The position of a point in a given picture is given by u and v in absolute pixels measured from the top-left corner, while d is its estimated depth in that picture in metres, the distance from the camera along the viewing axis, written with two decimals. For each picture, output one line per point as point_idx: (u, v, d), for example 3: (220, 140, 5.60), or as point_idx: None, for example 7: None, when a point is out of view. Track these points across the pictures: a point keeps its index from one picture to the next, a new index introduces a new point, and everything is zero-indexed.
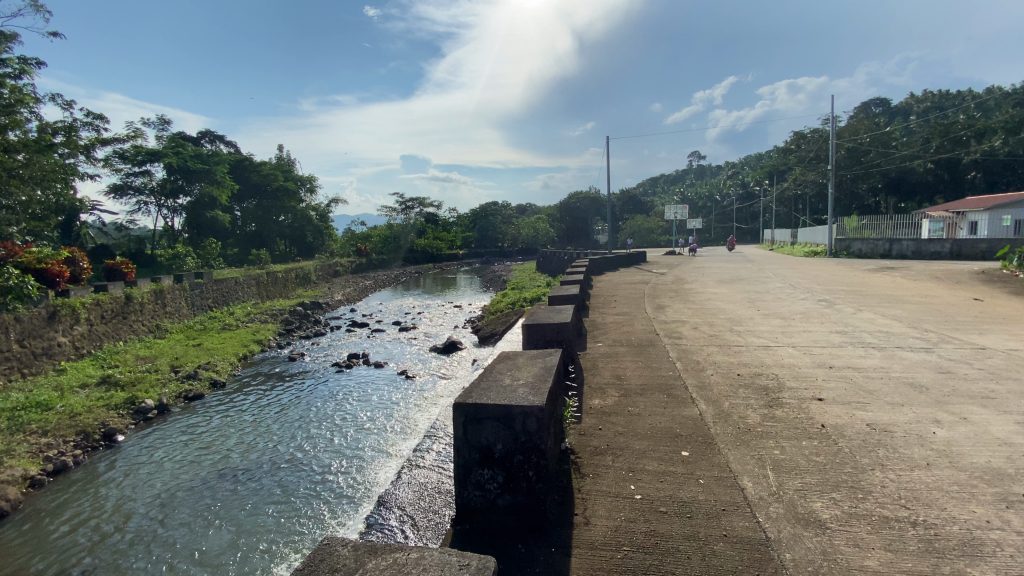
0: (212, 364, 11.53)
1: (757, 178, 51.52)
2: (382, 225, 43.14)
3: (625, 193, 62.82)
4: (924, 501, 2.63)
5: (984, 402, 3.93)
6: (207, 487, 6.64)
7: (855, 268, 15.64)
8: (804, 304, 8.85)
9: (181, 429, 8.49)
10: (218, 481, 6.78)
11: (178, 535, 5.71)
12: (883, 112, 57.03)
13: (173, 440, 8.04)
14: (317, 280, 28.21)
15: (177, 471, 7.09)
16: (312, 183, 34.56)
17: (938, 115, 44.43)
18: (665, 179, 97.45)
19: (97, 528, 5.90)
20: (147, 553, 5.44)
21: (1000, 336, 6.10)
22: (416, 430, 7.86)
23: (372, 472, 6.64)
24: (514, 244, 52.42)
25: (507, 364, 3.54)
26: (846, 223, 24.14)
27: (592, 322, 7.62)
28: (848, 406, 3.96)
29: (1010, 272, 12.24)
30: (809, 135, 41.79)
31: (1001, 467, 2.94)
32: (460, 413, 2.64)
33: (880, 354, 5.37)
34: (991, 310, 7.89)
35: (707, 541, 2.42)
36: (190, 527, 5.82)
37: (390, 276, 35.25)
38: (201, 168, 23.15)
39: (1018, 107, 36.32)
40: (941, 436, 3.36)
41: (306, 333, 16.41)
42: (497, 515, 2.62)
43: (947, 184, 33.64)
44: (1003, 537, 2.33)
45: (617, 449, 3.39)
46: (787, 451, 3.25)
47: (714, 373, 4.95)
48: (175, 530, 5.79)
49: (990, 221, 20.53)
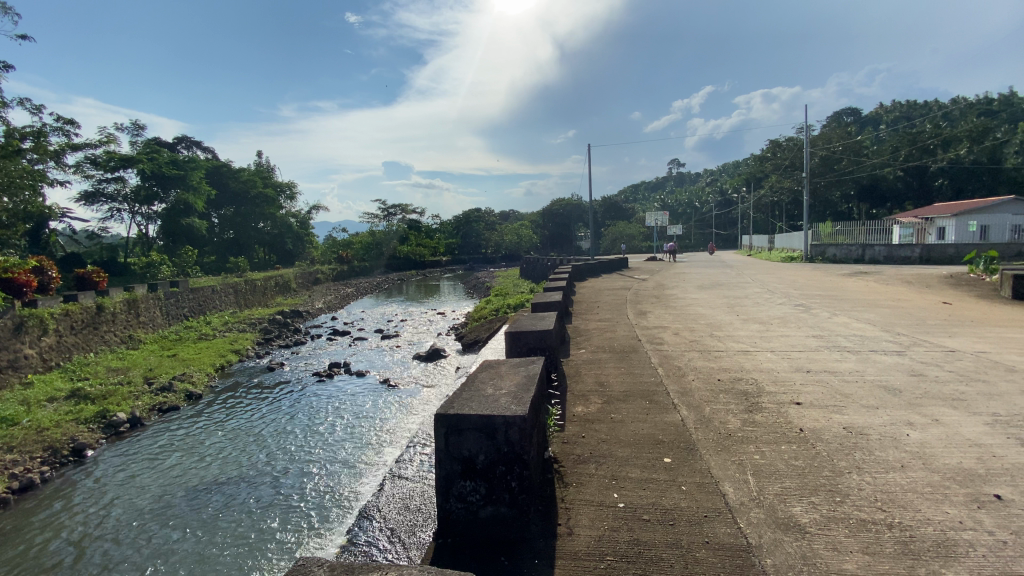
0: (188, 376, 11.26)
1: (736, 185, 52.75)
2: (364, 232, 42.84)
3: (607, 200, 63.70)
4: (900, 503, 2.68)
5: (955, 404, 4.04)
6: (185, 499, 6.52)
7: (831, 273, 16.06)
8: (782, 308, 9.03)
9: (164, 436, 8.47)
10: (195, 493, 6.66)
11: (163, 537, 5.77)
12: (854, 122, 59.06)
13: (152, 450, 7.97)
14: (297, 288, 27.85)
15: (161, 476, 7.14)
16: (292, 190, 34.28)
17: (907, 124, 46.22)
18: (644, 187, 99.10)
19: (82, 532, 5.94)
20: (133, 554, 5.51)
21: (969, 338, 6.29)
22: (400, 436, 7.88)
23: (353, 485, 6.51)
24: (498, 250, 52.51)
25: (490, 372, 3.53)
26: (821, 229, 24.76)
27: (574, 329, 7.63)
28: (825, 409, 4.03)
29: (976, 275, 12.72)
30: (785, 143, 43.15)
31: (972, 468, 3.02)
32: (441, 424, 2.60)
33: (855, 358, 5.50)
34: (958, 313, 8.20)
35: (689, 548, 2.42)
36: (175, 530, 5.88)
37: (372, 284, 35.04)
38: (177, 174, 22.57)
39: (980, 117, 37.89)
40: (914, 438, 3.45)
41: (286, 342, 16.18)
42: (479, 527, 2.59)
43: (917, 191, 34.85)
44: (975, 538, 2.38)
45: (599, 458, 3.39)
46: (767, 456, 3.28)
47: (695, 378, 5.00)
48: (162, 533, 5.85)
49: (957, 226, 21.25)
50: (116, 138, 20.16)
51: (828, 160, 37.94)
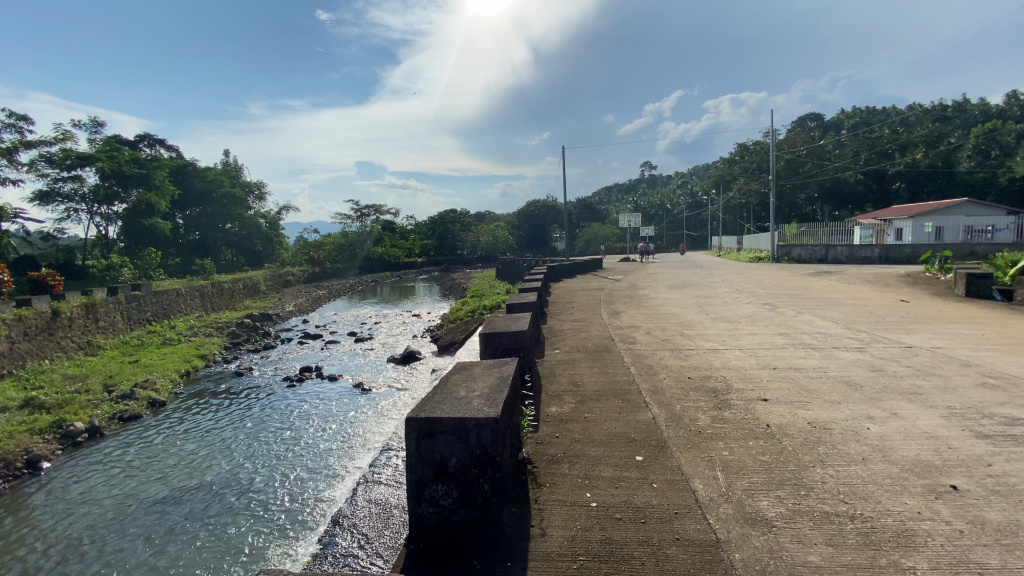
0: (151, 383, 10.81)
1: (707, 187, 54.00)
2: (336, 233, 42.12)
3: (581, 202, 64.28)
4: (861, 494, 2.76)
5: (912, 397, 4.20)
6: (150, 508, 6.32)
7: (797, 273, 16.56)
8: (750, 307, 9.25)
9: (127, 444, 8.21)
10: (161, 501, 6.47)
11: (126, 545, 5.62)
12: (818, 127, 61.03)
13: (114, 457, 7.73)
14: (266, 290, 27.17)
15: (121, 485, 6.92)
16: (261, 190, 33.50)
17: (867, 130, 48.24)
18: (618, 189, 100.54)
19: (36, 545, 5.71)
20: (93, 564, 5.35)
21: (925, 335, 6.56)
22: (374, 440, 7.77)
23: (325, 490, 6.39)
24: (474, 251, 52.28)
25: (462, 374, 3.49)
26: (787, 230, 25.48)
27: (549, 330, 7.63)
28: (790, 405, 4.13)
29: (932, 274, 13.30)
30: (752, 147, 44.41)
31: (929, 459, 3.14)
32: (413, 428, 2.56)
33: (819, 354, 5.66)
34: (915, 310, 8.54)
35: (661, 546, 2.43)
36: (138, 538, 5.73)
37: (345, 286, 34.47)
38: (139, 173, 21.72)
39: (935, 123, 39.65)
40: (875, 431, 3.56)
41: (255, 346, 15.71)
42: (451, 530, 2.56)
43: (876, 194, 36.40)
44: (933, 527, 2.47)
45: (573, 457, 3.39)
46: (735, 452, 3.34)
47: (666, 376, 5.06)
48: (124, 541, 5.70)
49: (914, 227, 22.22)
50: (73, 135, 19.31)
51: (793, 164, 39.16)
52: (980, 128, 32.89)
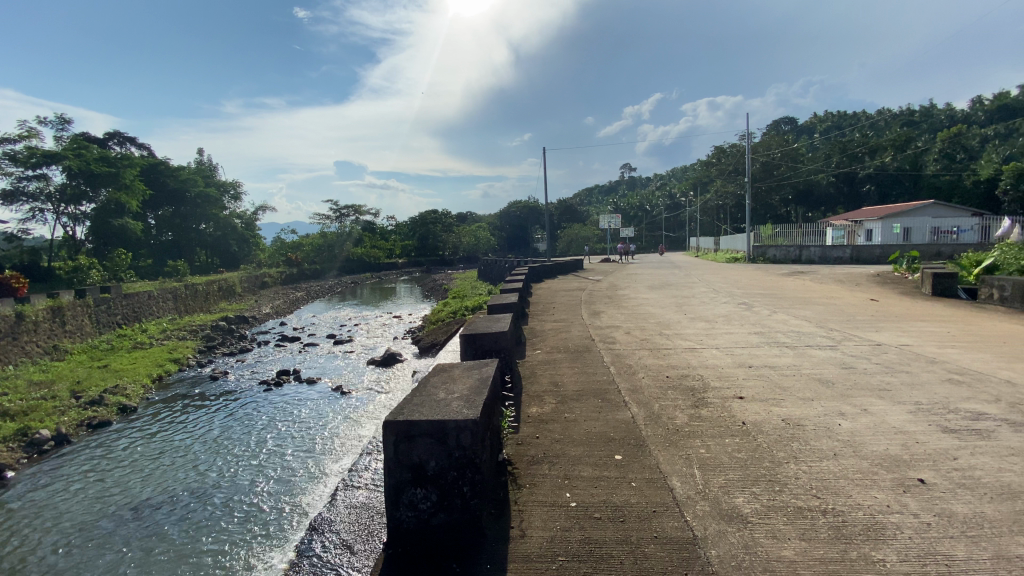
0: (121, 388, 10.46)
1: (685, 189, 54.81)
2: (314, 233, 41.47)
3: (562, 203, 64.62)
4: (833, 489, 2.83)
5: (881, 394, 4.32)
6: (122, 517, 6.14)
7: (773, 273, 16.91)
8: (727, 306, 9.40)
9: (97, 451, 7.97)
10: (132, 509, 6.29)
11: (95, 555, 5.47)
12: (791, 131, 62.48)
13: (83, 464, 7.51)
14: (242, 292, 26.58)
15: (91, 493, 6.71)
16: (236, 189, 32.83)
17: (839, 134, 49.64)
18: (598, 190, 101.34)
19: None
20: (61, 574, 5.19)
21: (893, 332, 6.77)
22: (355, 444, 7.66)
23: (304, 495, 6.27)
24: (456, 252, 51.95)
25: (442, 376, 3.46)
26: (762, 231, 26.00)
27: (530, 331, 7.63)
28: (765, 403, 4.21)
29: (900, 273, 13.73)
30: (729, 150, 45.27)
31: (898, 454, 3.23)
32: (391, 431, 2.52)
33: (793, 353, 5.79)
34: (884, 309, 8.81)
35: (639, 544, 2.45)
36: (108, 547, 5.58)
37: (324, 287, 33.95)
38: (108, 172, 21.04)
39: (902, 128, 40.98)
40: (846, 427, 3.66)
41: (230, 350, 15.35)
42: (430, 534, 2.53)
43: (847, 196, 37.45)
44: (902, 521, 2.54)
45: (553, 458, 3.39)
46: (711, 449, 3.38)
47: (645, 376, 5.11)
48: (93, 551, 5.53)
49: (883, 228, 22.97)
50: (38, 132, 18.61)
51: (767, 166, 39.97)
52: (946, 133, 34.13)
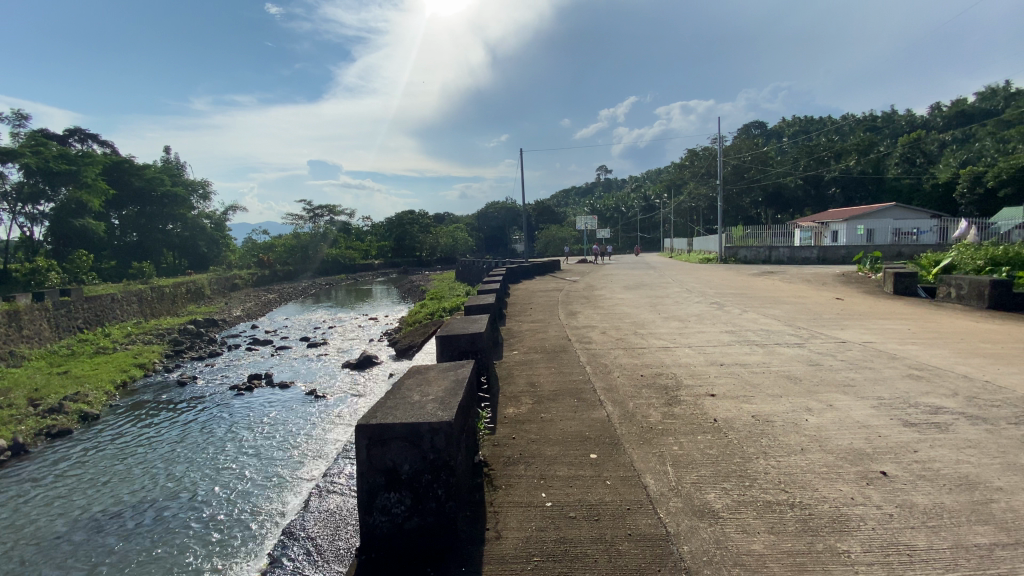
0: (83, 395, 10.04)
1: (659, 191, 55.69)
2: (287, 234, 40.64)
3: (539, 204, 64.93)
4: (800, 483, 2.90)
5: (846, 389, 4.47)
6: (85, 526, 5.95)
7: (744, 273, 17.33)
8: (700, 306, 9.58)
9: (59, 459, 7.68)
10: (96, 518, 6.09)
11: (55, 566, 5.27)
12: (761, 135, 64.22)
13: (45, 474, 7.24)
14: (211, 294, 25.85)
15: (53, 503, 6.49)
16: (205, 189, 31.94)
17: (806, 138, 51.26)
18: (575, 192, 102.10)
19: None
20: None
21: (857, 330, 7.00)
22: (330, 447, 7.52)
23: (276, 501, 6.13)
24: (433, 253, 51.27)
25: (417, 378, 3.42)
26: (734, 233, 26.60)
27: (507, 331, 7.63)
28: (736, 399, 4.30)
29: (864, 273, 14.23)
30: (701, 153, 46.24)
31: (862, 447, 3.33)
32: (363, 435, 2.48)
33: (762, 350, 5.93)
34: (848, 307, 9.11)
35: (614, 542, 2.46)
36: (70, 558, 5.39)
37: (297, 289, 33.28)
38: (68, 170, 20.17)
39: (865, 133, 42.56)
40: (813, 422, 3.76)
41: (199, 354, 14.91)
42: (405, 538, 2.49)
43: (813, 199, 38.67)
44: (865, 512, 2.62)
45: (529, 458, 3.39)
46: (684, 446, 3.43)
47: (620, 374, 5.17)
48: (53, 562, 5.34)
49: (848, 229, 23.78)
50: None
51: (738, 169, 40.53)
52: (906, 138, 35.57)
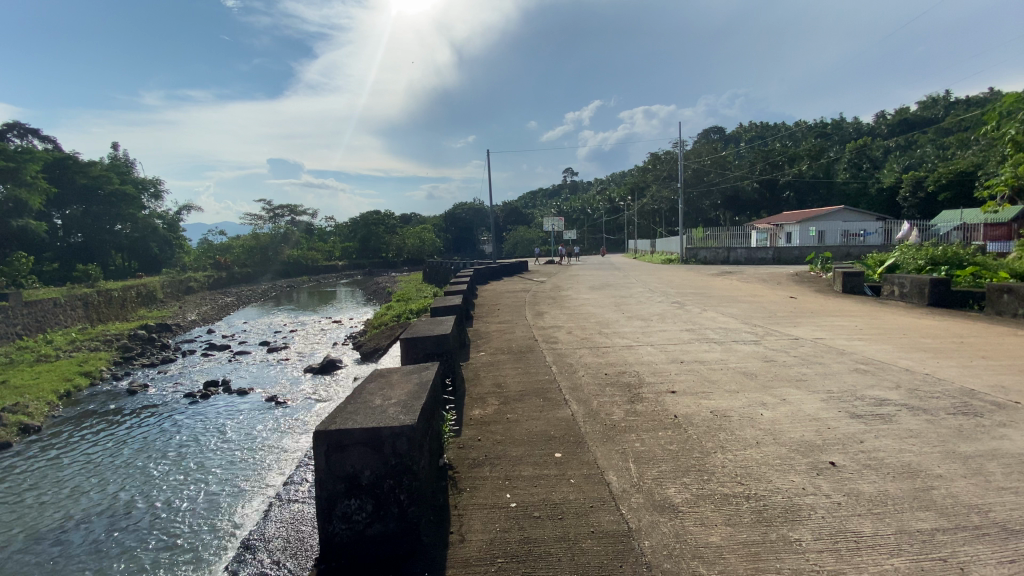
0: (21, 406, 9.39)
1: (623, 194, 56.74)
2: (246, 235, 39.32)
3: (507, 206, 65.14)
4: (755, 475, 3.00)
5: (798, 383, 4.67)
6: (24, 543, 5.62)
7: (703, 273, 17.86)
8: (662, 305, 9.80)
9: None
10: (36, 535, 5.77)
11: None
12: (719, 140, 66.48)
13: None
14: (164, 298, 24.74)
15: None
16: (157, 188, 30.53)
17: (761, 143, 53.40)
18: (542, 194, 102.81)
19: None
20: None
21: (809, 327, 7.32)
22: (293, 454, 7.30)
23: (233, 512, 5.91)
24: (400, 253, 50.52)
25: (380, 382, 3.36)
26: (694, 234, 27.39)
27: (474, 333, 7.60)
28: (695, 395, 4.41)
29: (816, 272, 14.90)
30: (663, 157, 47.47)
31: (812, 439, 3.48)
32: (321, 441, 2.41)
33: (720, 348, 6.12)
34: (801, 305, 9.52)
35: (576, 540, 2.48)
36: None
37: (256, 292, 32.25)
38: (5, 167, 18.84)
39: (816, 139, 44.67)
40: (767, 416, 3.91)
41: (151, 361, 14.21)
42: (366, 546, 2.43)
43: (768, 201, 40.26)
44: (814, 501, 2.73)
45: (494, 459, 3.38)
46: (646, 442, 3.50)
47: (585, 373, 5.23)
48: None
49: (801, 232, 24.84)
50: None
51: (698, 172, 41.86)
52: (853, 145, 37.51)
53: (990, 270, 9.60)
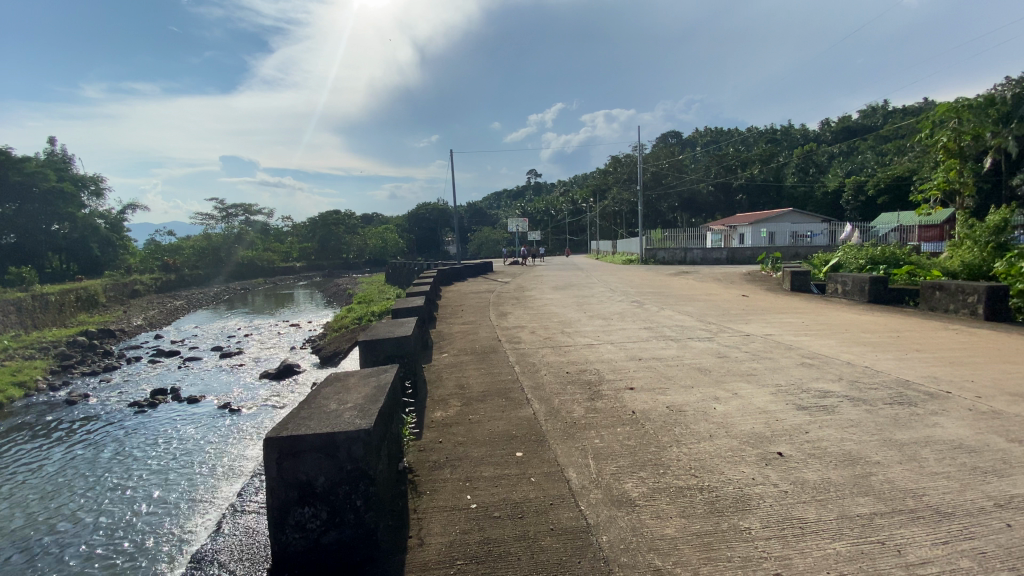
0: None
1: (585, 196, 57.57)
2: (197, 236, 37.66)
3: (471, 206, 65.02)
4: (708, 467, 3.10)
5: (750, 378, 4.86)
6: None
7: (662, 273, 18.36)
8: (622, 304, 9.99)
9: None
10: None
11: None
12: (677, 144, 68.55)
13: None
14: (107, 302, 23.37)
15: None
16: (98, 185, 28.77)
17: (716, 147, 55.37)
18: (506, 195, 103.10)
19: None
20: None
21: (760, 323, 7.62)
22: (246, 465, 7.04)
23: (182, 525, 5.65)
24: (361, 255, 49.64)
25: (336, 386, 3.27)
26: (653, 236, 28.06)
27: (437, 334, 7.53)
28: (653, 392, 4.52)
29: (767, 271, 15.55)
30: (623, 160, 48.49)
31: (762, 431, 3.63)
32: (272, 449, 2.33)
33: (677, 345, 6.29)
34: (752, 303, 9.92)
35: (536, 538, 2.49)
36: None
37: (208, 295, 30.96)
38: None
39: (767, 144, 46.71)
40: (720, 410, 4.04)
41: (92, 368, 13.39)
42: (321, 555, 2.37)
43: (723, 204, 41.77)
44: (763, 490, 2.84)
45: (456, 460, 3.35)
46: (605, 439, 3.55)
47: (547, 372, 5.26)
48: None
49: (753, 233, 25.88)
50: None
51: (657, 175, 42.93)
52: (800, 150, 39.39)
53: (923, 268, 10.41)
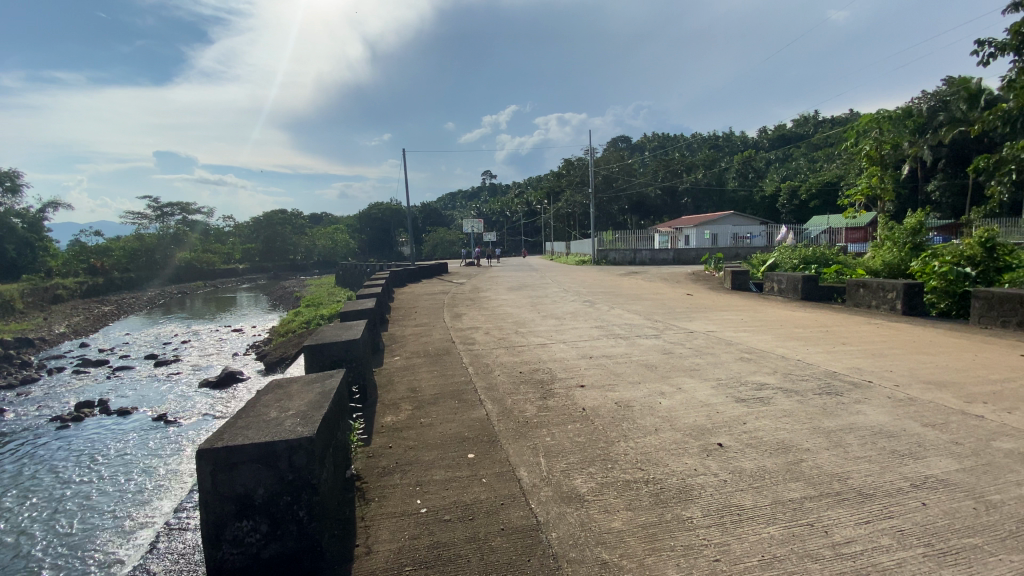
0: None
1: (539, 198, 58.14)
2: (128, 237, 35.27)
3: (424, 207, 64.24)
4: (653, 460, 3.21)
5: (693, 373, 5.06)
6: None
7: (613, 273, 18.81)
8: (574, 304, 10.14)
9: None
10: None
11: None
12: (626, 149, 70.46)
13: None
14: (24, 308, 21.47)
15: None
16: (13, 181, 26.39)
17: (663, 151, 57.35)
18: (461, 196, 102.57)
19: None
20: None
21: (704, 321, 7.95)
22: (183, 478, 6.66)
23: (109, 544, 5.29)
24: (310, 256, 48.03)
25: (278, 393, 3.14)
26: (604, 237, 28.62)
27: (388, 337, 7.37)
28: (602, 388, 4.62)
29: (710, 271, 16.24)
30: (575, 163, 49.32)
31: (704, 423, 3.79)
32: (206, 461, 2.21)
33: (626, 342, 6.46)
34: (698, 301, 10.33)
35: (486, 539, 2.49)
36: None
37: (140, 299, 29.00)
38: None
39: (710, 150, 48.81)
40: (665, 404, 4.19)
41: (7, 381, 12.25)
42: (261, 570, 2.27)
43: (670, 206, 43.30)
44: (704, 480, 2.96)
45: (406, 465, 3.30)
46: (556, 437, 3.60)
47: (500, 373, 5.27)
48: None
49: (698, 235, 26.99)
50: None
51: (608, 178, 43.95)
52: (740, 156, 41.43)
53: (850, 268, 11.17)
